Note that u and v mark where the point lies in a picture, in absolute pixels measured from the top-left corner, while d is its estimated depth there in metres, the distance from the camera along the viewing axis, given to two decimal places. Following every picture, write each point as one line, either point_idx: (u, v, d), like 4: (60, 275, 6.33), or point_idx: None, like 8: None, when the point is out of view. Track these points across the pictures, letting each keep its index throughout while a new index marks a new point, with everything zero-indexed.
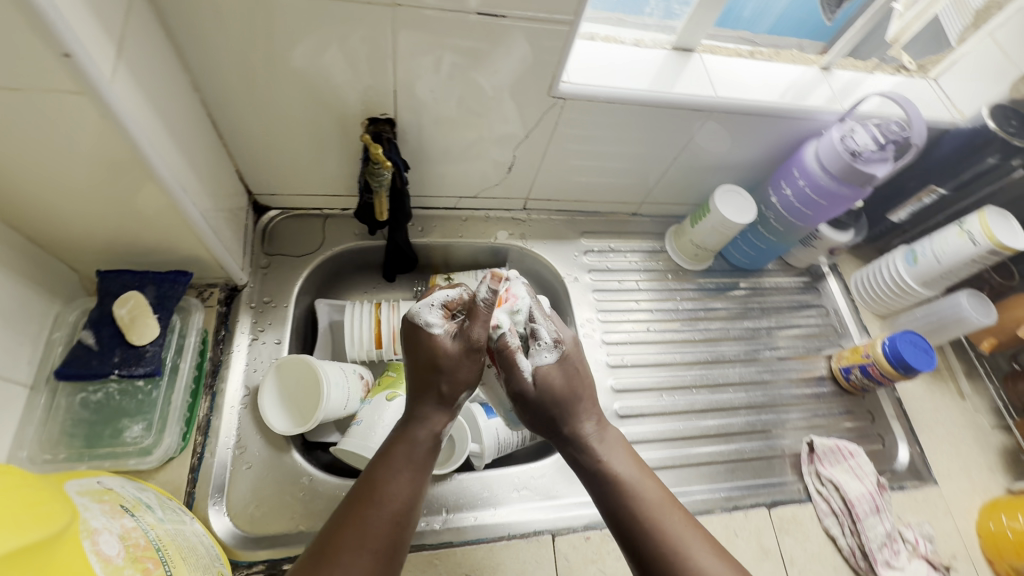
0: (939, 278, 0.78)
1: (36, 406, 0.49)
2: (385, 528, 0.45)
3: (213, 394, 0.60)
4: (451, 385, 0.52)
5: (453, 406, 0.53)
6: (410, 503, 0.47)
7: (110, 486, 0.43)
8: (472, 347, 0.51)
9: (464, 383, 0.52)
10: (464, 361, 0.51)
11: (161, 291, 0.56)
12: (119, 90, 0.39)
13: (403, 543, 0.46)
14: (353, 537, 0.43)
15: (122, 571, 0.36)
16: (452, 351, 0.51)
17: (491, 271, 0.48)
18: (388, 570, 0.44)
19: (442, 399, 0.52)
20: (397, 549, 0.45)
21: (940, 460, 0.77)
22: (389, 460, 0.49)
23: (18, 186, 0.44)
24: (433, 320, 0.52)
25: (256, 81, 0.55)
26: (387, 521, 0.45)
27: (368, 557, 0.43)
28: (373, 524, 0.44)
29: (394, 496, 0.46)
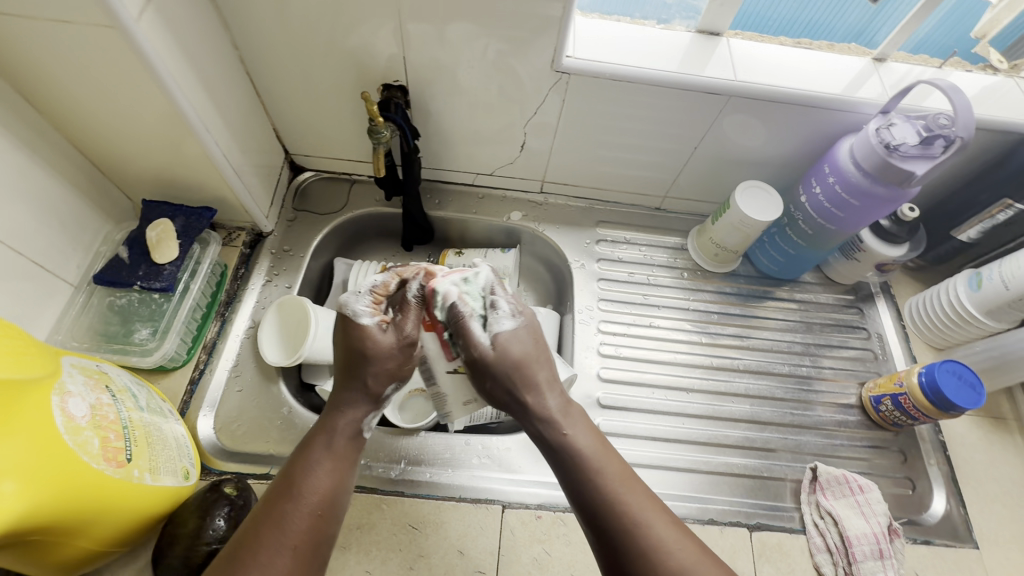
0: (1006, 307, 0.66)
1: (75, 302, 0.59)
2: (307, 524, 0.46)
3: (223, 320, 0.67)
4: (377, 377, 0.53)
5: (378, 396, 0.53)
6: (333, 498, 0.48)
7: (106, 370, 0.50)
8: (405, 340, 0.52)
9: (394, 374, 0.53)
10: (393, 356, 0.52)
11: (188, 222, 0.63)
12: (145, 30, 0.46)
13: (328, 537, 0.47)
14: (271, 534, 0.44)
15: (81, 430, 0.42)
16: (383, 343, 0.52)
17: (428, 269, 0.53)
18: (313, 562, 0.45)
19: (368, 393, 0.53)
20: (320, 544, 0.46)
21: (985, 521, 0.65)
22: (310, 452, 0.50)
23: (77, 114, 0.53)
24: (361, 310, 0.52)
25: (285, 46, 0.61)
26: (309, 519, 0.46)
27: (287, 556, 0.44)
28: (293, 523, 0.45)
29: (314, 490, 0.47)
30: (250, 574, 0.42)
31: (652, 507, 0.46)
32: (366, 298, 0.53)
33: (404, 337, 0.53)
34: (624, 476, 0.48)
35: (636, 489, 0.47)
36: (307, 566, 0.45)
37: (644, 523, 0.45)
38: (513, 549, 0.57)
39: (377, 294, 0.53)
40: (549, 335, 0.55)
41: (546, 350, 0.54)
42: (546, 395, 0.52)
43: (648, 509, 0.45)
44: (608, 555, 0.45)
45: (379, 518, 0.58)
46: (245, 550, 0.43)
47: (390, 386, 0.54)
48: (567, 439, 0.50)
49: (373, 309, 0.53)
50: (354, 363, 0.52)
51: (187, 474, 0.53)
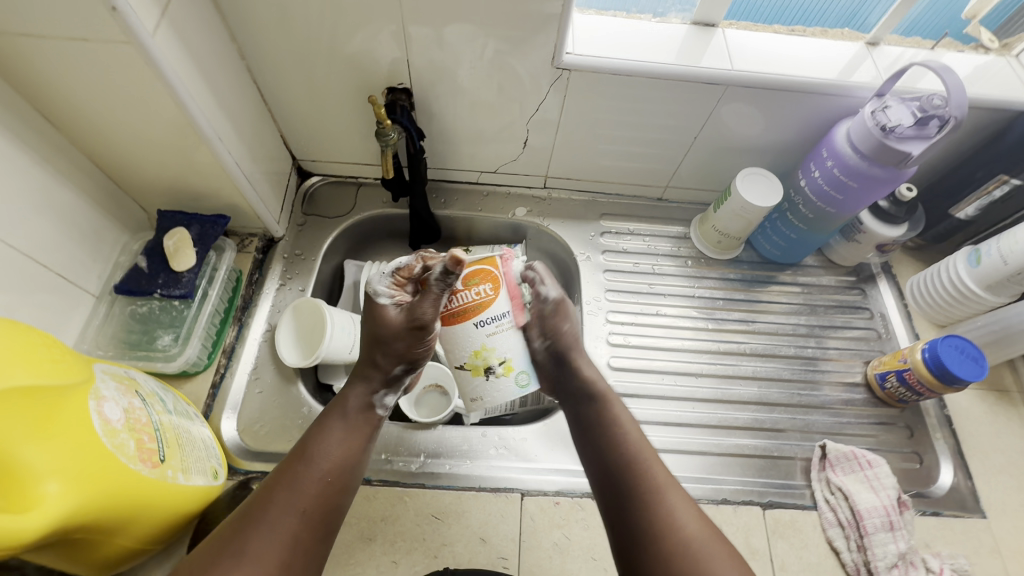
0: (1005, 282, 0.67)
1: (98, 312, 0.60)
2: (315, 488, 0.49)
3: (241, 325, 0.69)
4: (387, 356, 0.55)
5: (387, 373, 0.56)
6: (342, 467, 0.51)
7: (134, 376, 0.52)
8: (415, 323, 0.53)
9: (400, 355, 0.55)
10: (403, 337, 0.53)
11: (203, 230, 0.65)
12: (159, 45, 0.48)
13: (336, 504, 0.50)
14: (284, 494, 0.47)
15: (117, 433, 0.43)
16: (396, 323, 0.54)
17: (451, 254, 0.49)
18: (320, 526, 0.48)
19: (382, 371, 0.56)
20: (327, 510, 0.49)
21: (992, 492, 0.66)
22: (325, 423, 0.53)
23: (94, 128, 0.55)
24: (383, 291, 0.55)
25: (291, 55, 0.63)
26: (318, 483, 0.49)
27: (294, 516, 0.47)
28: (304, 486, 0.48)
29: (326, 457, 0.50)
30: (259, 528, 0.45)
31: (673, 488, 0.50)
32: (388, 279, 0.55)
33: (415, 320, 0.53)
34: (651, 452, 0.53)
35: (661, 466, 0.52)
36: (312, 528, 0.48)
37: (664, 497, 0.50)
38: (533, 535, 0.59)
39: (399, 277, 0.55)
40: (563, 324, 0.58)
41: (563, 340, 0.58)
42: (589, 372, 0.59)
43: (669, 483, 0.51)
44: (618, 515, 0.51)
45: (402, 509, 0.59)
46: (258, 506, 0.47)
47: (400, 366, 0.56)
48: (605, 413, 0.57)
49: (394, 292, 0.55)
50: (371, 340, 0.55)
51: (216, 474, 0.55)
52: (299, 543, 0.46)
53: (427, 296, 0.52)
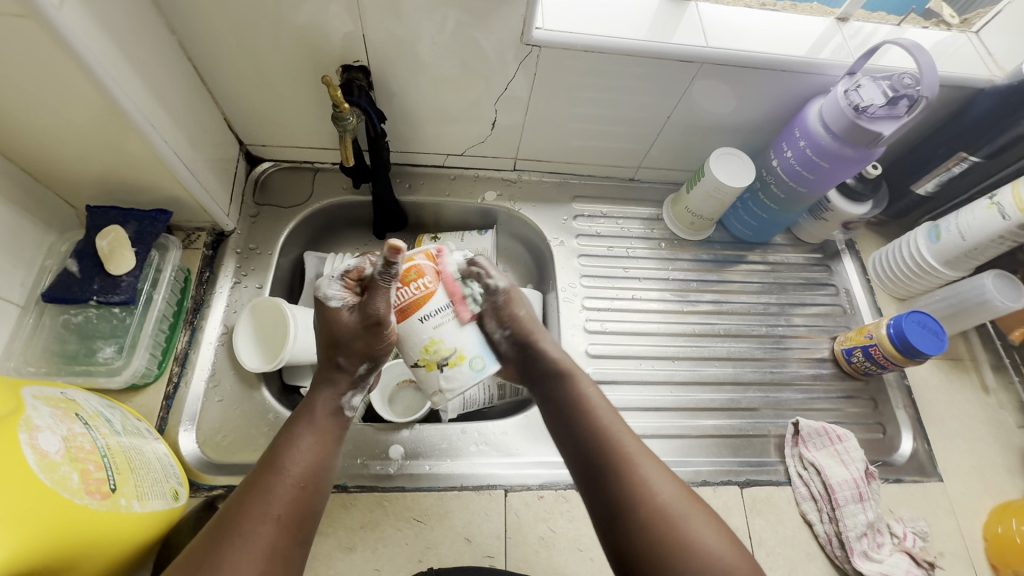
0: (963, 257, 0.70)
1: (24, 325, 0.54)
2: (289, 495, 0.46)
3: (192, 329, 0.64)
4: (349, 357, 0.53)
5: (353, 374, 0.54)
6: (313, 472, 0.48)
7: (72, 397, 0.47)
8: (369, 321, 0.51)
9: (364, 354, 0.53)
10: (359, 335, 0.52)
11: (141, 227, 0.58)
12: (72, 18, 0.41)
13: (311, 511, 0.47)
14: (258, 503, 0.44)
15: (57, 467, 0.39)
16: (348, 324, 0.52)
17: (388, 243, 0.46)
18: (296, 535, 0.45)
19: (344, 373, 0.54)
20: (302, 517, 0.46)
21: (948, 456, 0.70)
22: (291, 431, 0.50)
23: (1, 115, 0.48)
24: (333, 293, 0.52)
25: (230, 28, 0.56)
26: (290, 491, 0.46)
27: (270, 524, 0.44)
28: (277, 493, 0.45)
29: (293, 465, 0.47)
30: (236, 537, 0.42)
31: (650, 459, 0.48)
32: (338, 282, 0.53)
33: (370, 318, 0.50)
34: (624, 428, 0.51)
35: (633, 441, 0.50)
36: (289, 537, 0.44)
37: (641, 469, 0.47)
38: (519, 531, 0.58)
39: (349, 279, 0.53)
40: (518, 311, 0.58)
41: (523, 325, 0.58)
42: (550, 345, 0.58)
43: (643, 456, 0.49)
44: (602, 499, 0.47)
45: (382, 515, 0.57)
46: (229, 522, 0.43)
47: (363, 365, 0.54)
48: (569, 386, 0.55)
49: (345, 293, 0.53)
50: (328, 344, 0.53)
51: (176, 494, 0.51)
52: (277, 552, 0.43)
53: (373, 293, 0.50)
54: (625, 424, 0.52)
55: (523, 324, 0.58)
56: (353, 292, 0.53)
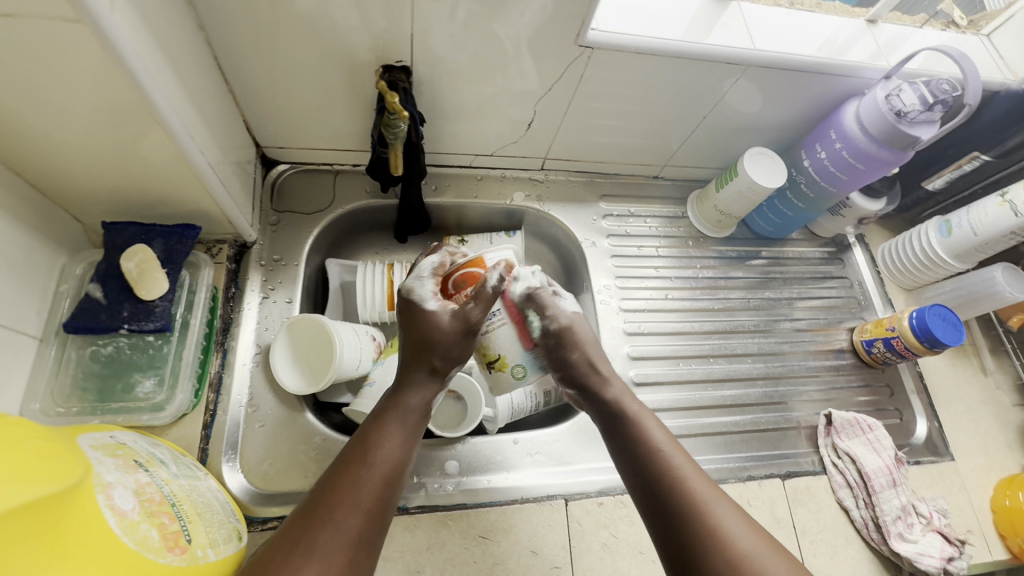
0: (972, 251, 0.74)
1: (46, 359, 0.49)
2: (374, 487, 0.44)
3: (225, 351, 0.59)
4: (445, 359, 0.52)
5: (444, 376, 0.53)
6: (399, 464, 0.46)
7: (123, 441, 0.43)
8: (470, 328, 0.52)
9: (456, 359, 0.53)
10: (458, 342, 0.52)
11: (169, 245, 0.53)
12: (114, 18, 0.37)
13: (390, 505, 0.44)
14: (346, 492, 0.43)
15: (137, 525, 0.36)
16: (449, 328, 0.52)
17: (508, 262, 0.52)
18: (377, 529, 0.43)
19: (433, 374, 0.52)
20: (386, 508, 0.44)
21: (957, 436, 0.75)
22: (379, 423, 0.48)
23: (19, 127, 0.42)
24: (426, 294, 0.54)
25: (263, 25, 0.52)
26: (376, 480, 0.44)
27: (357, 513, 0.42)
28: (365, 482, 0.44)
29: (382, 456, 0.46)
30: (326, 525, 0.40)
31: (720, 496, 0.46)
32: (428, 281, 0.54)
33: (472, 325, 0.52)
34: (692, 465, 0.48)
35: (702, 480, 0.47)
36: (372, 530, 0.42)
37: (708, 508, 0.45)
38: (583, 539, 0.58)
39: (438, 276, 0.55)
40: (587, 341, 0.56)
41: (587, 359, 0.56)
42: (613, 384, 0.55)
43: (712, 496, 0.46)
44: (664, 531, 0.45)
45: (448, 535, 0.56)
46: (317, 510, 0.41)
47: (453, 368, 0.54)
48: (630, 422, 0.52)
49: (436, 292, 0.54)
50: (419, 348, 0.52)
51: (239, 533, 0.47)
52: (362, 542, 0.41)
53: (477, 299, 0.52)
54: (685, 451, 0.50)
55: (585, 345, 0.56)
56: (442, 288, 0.55)
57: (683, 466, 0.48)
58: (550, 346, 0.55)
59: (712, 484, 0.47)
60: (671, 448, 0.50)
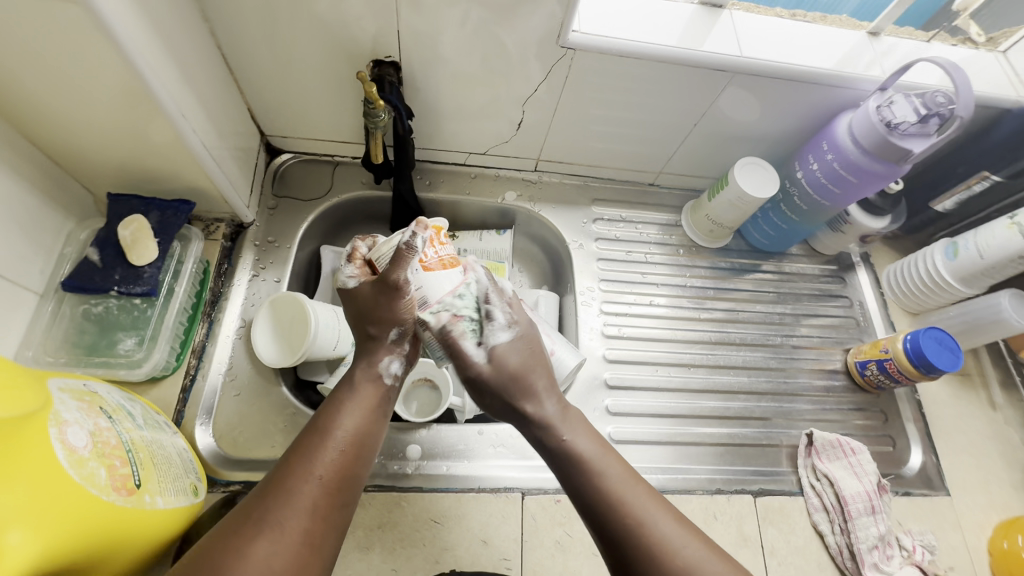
0: (980, 275, 0.70)
1: (43, 313, 0.53)
2: (332, 456, 0.43)
3: (210, 322, 0.63)
4: (379, 326, 0.50)
5: (389, 339, 0.50)
6: (364, 435, 0.45)
7: (94, 390, 0.46)
8: (386, 288, 0.48)
9: (389, 321, 0.49)
10: (379, 301, 0.49)
11: (164, 217, 0.58)
12: (110, 3, 0.40)
13: (356, 474, 0.44)
14: (299, 464, 0.42)
15: (85, 462, 0.38)
16: (368, 294, 0.50)
17: (416, 220, 0.46)
18: (341, 498, 0.42)
19: (378, 340, 0.50)
20: (349, 480, 0.43)
21: (955, 470, 0.71)
22: (343, 396, 0.47)
23: (30, 101, 0.47)
24: (347, 277, 0.52)
25: (262, 20, 0.55)
26: (336, 453, 0.43)
27: (314, 485, 0.41)
28: (324, 455, 0.43)
29: (344, 427, 0.45)
30: (280, 497, 0.40)
31: (656, 505, 0.44)
32: (348, 266, 0.53)
33: (390, 285, 0.48)
34: (625, 474, 0.46)
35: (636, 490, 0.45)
36: (333, 499, 0.41)
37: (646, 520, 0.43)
38: (535, 535, 0.58)
39: (358, 260, 0.53)
40: (512, 361, 0.50)
41: (515, 377, 0.49)
42: (545, 401, 0.50)
43: (647, 502, 0.44)
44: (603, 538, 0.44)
45: (401, 516, 0.57)
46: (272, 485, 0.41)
47: (395, 332, 0.50)
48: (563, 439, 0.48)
49: (358, 273, 0.52)
50: (357, 318, 0.51)
51: (195, 490, 0.50)
52: (321, 514, 0.41)
53: (395, 262, 0.47)
54: (622, 461, 0.48)
55: (514, 372, 0.49)
56: (364, 269, 0.53)
57: (618, 476, 0.46)
58: (452, 355, 0.50)
59: (649, 491, 0.45)
60: (609, 458, 0.47)
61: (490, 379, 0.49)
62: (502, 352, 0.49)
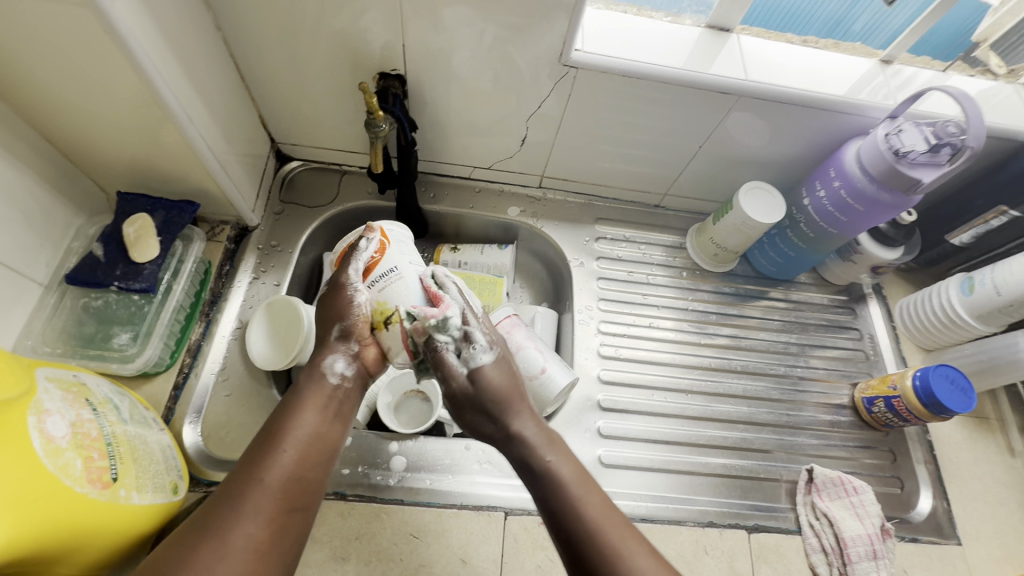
0: (996, 312, 0.67)
1: (45, 304, 0.55)
2: (284, 463, 0.42)
3: (208, 322, 0.64)
4: (326, 324, 0.51)
5: (332, 338, 0.50)
6: (315, 440, 0.44)
7: (84, 381, 0.46)
8: (335, 284, 0.51)
9: (331, 317, 0.51)
10: (327, 299, 0.51)
11: (168, 217, 0.60)
12: (121, 9, 0.42)
13: (311, 480, 0.43)
14: (248, 472, 0.40)
15: (61, 453, 0.39)
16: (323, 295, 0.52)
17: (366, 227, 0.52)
18: (296, 503, 0.41)
19: (322, 342, 0.51)
20: (302, 485, 0.42)
21: (968, 518, 0.67)
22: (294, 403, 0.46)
23: (45, 102, 0.49)
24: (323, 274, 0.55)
25: (272, 32, 0.57)
26: (286, 458, 0.42)
27: (262, 491, 0.40)
28: (272, 462, 0.41)
29: (294, 433, 0.44)
30: (224, 509, 0.38)
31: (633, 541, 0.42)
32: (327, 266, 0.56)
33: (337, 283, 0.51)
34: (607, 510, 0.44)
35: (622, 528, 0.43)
36: (286, 504, 0.40)
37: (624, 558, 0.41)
38: (516, 557, 0.56)
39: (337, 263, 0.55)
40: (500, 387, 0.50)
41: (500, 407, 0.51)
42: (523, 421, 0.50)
43: (629, 540, 0.42)
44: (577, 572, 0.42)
45: (379, 527, 0.56)
46: (223, 496, 0.39)
47: (336, 330, 0.50)
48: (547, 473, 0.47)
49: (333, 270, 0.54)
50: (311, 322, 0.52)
51: (176, 488, 0.50)
52: (273, 520, 0.39)
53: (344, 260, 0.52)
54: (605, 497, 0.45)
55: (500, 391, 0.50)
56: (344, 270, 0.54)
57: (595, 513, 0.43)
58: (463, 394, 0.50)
59: (627, 525, 0.43)
60: (587, 495, 0.45)
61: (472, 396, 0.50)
62: (487, 373, 0.50)
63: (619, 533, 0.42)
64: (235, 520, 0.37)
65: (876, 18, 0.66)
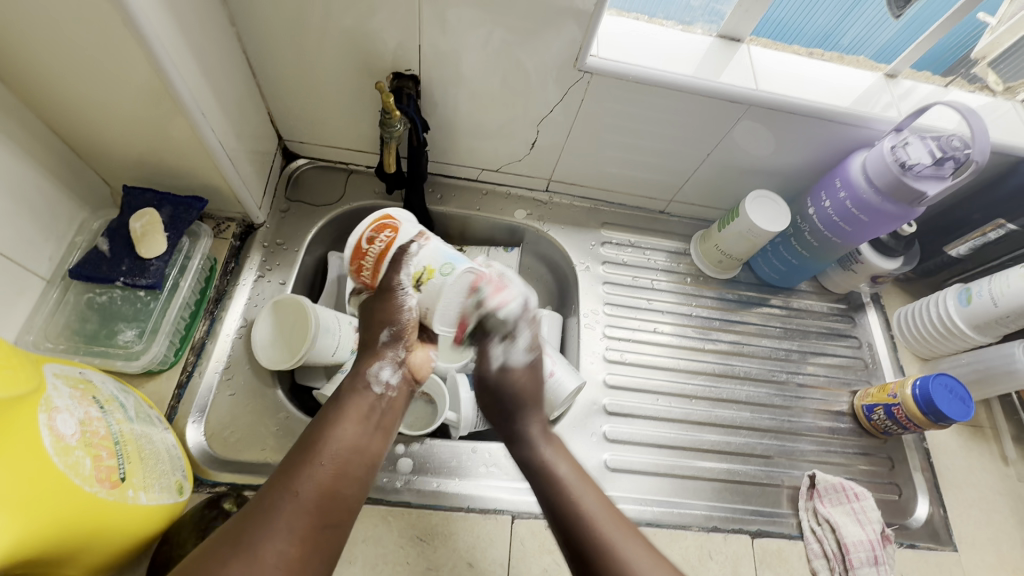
0: (995, 323, 0.68)
1: (48, 299, 0.54)
2: (320, 476, 0.43)
3: (212, 319, 0.63)
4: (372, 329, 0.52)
5: (381, 343, 0.52)
6: (352, 453, 0.45)
7: (90, 378, 0.45)
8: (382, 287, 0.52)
9: (382, 320, 0.52)
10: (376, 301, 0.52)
11: (176, 213, 0.59)
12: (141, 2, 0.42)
13: (343, 495, 0.43)
14: (284, 484, 0.41)
15: (71, 451, 0.38)
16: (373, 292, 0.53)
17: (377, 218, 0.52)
18: (326, 519, 0.41)
19: (370, 346, 0.52)
20: (335, 500, 0.43)
21: (963, 524, 0.68)
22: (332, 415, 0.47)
23: (57, 93, 0.48)
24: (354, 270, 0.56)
25: (286, 29, 0.57)
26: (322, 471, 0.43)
27: (296, 504, 0.40)
28: (308, 475, 0.42)
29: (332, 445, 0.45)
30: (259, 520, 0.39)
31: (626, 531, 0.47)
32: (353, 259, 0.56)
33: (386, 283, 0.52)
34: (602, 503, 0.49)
35: (615, 519, 0.48)
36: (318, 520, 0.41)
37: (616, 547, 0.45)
38: (523, 560, 0.56)
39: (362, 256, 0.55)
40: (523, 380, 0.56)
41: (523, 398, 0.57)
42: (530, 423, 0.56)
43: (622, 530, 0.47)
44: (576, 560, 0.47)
45: (386, 530, 0.56)
46: (258, 505, 0.40)
47: (386, 334, 0.52)
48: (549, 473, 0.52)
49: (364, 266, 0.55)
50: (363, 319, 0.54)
51: (180, 488, 0.49)
52: (305, 534, 0.40)
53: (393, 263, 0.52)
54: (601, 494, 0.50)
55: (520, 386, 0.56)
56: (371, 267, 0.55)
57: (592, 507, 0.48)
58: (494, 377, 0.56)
59: (625, 523, 0.48)
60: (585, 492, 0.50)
61: (498, 384, 0.56)
62: (513, 372, 0.56)
63: (612, 524, 0.47)
64: (271, 532, 0.38)
65: (867, 29, 0.67)
